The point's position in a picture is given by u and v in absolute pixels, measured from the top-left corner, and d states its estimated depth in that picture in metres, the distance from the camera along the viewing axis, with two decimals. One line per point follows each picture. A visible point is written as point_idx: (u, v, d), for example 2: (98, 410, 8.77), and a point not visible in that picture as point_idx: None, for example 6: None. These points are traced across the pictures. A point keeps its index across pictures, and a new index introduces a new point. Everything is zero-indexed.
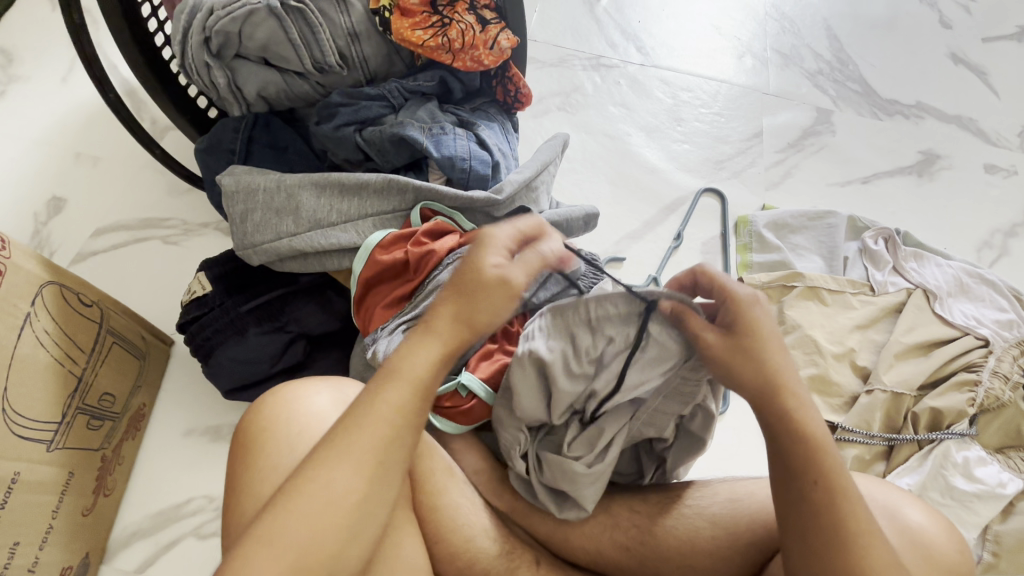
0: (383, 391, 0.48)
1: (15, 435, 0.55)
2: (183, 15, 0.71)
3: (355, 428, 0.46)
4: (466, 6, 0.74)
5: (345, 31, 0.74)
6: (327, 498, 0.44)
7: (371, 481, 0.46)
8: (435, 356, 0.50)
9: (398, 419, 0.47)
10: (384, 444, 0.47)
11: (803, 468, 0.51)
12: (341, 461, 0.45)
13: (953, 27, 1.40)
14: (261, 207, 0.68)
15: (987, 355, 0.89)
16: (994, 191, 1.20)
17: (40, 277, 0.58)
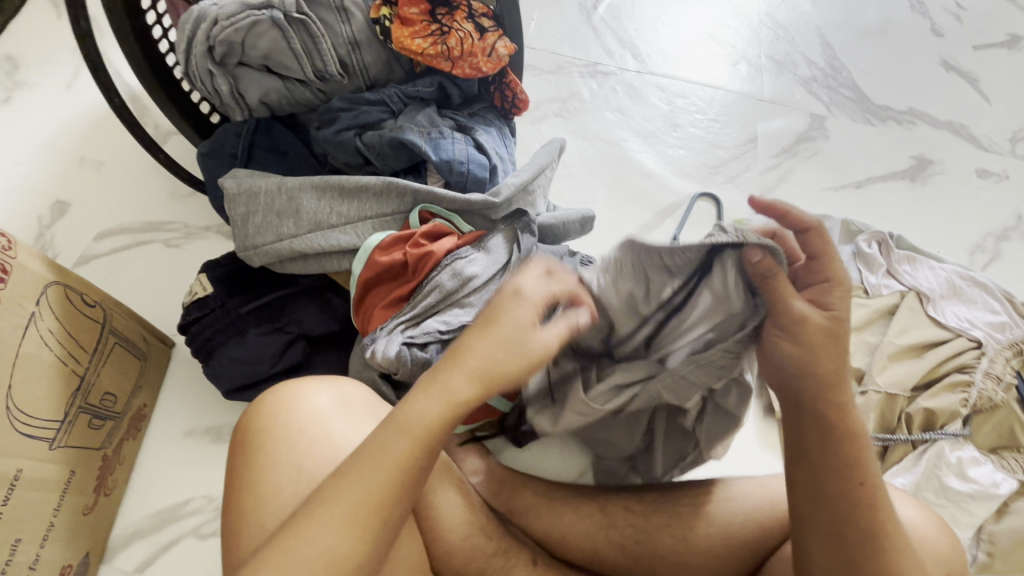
0: (387, 437, 0.47)
1: (19, 432, 0.55)
2: (187, 25, 0.72)
3: (360, 471, 0.46)
4: (465, 15, 0.76)
5: (346, 40, 0.75)
6: (318, 544, 0.43)
7: (364, 530, 0.44)
8: (447, 410, 0.49)
9: (399, 472, 0.46)
10: (382, 493, 0.45)
11: (843, 464, 0.54)
12: (335, 509, 0.44)
13: (944, 35, 1.42)
14: (263, 210, 0.70)
15: (979, 357, 0.90)
16: (986, 195, 1.22)
17: (45, 277, 0.59)
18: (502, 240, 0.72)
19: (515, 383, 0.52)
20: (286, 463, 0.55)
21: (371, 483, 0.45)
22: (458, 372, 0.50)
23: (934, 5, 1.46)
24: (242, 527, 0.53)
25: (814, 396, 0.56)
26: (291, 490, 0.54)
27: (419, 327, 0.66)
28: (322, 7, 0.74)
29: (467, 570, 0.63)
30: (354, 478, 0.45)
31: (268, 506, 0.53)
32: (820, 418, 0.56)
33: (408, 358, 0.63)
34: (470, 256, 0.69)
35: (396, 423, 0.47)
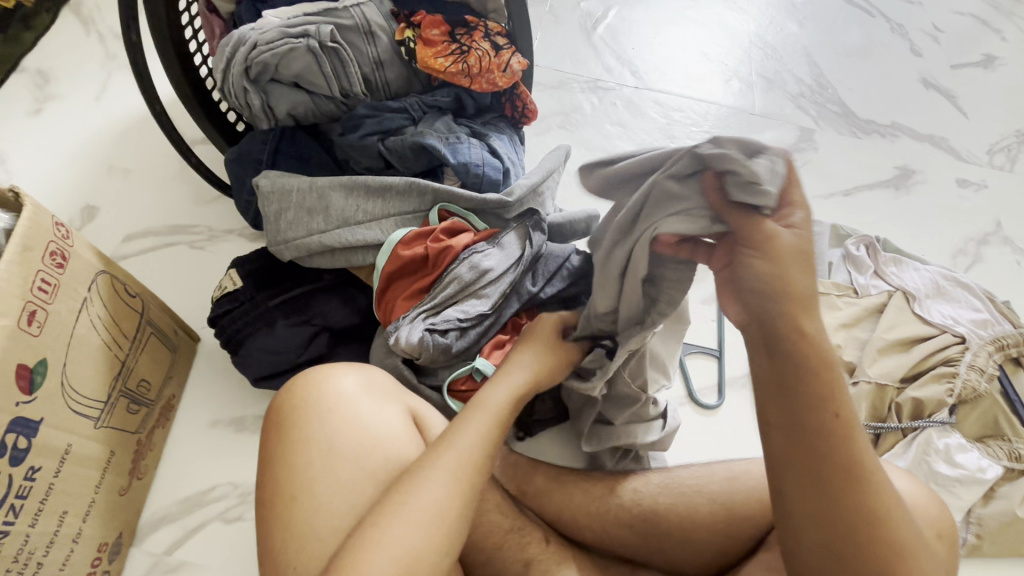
0: (467, 417, 0.58)
1: (71, 410, 0.59)
2: (227, 47, 0.78)
3: (450, 440, 0.56)
4: (482, 34, 0.82)
5: (371, 60, 0.81)
6: (426, 498, 0.52)
7: (462, 488, 0.54)
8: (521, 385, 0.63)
9: (483, 438, 0.57)
10: (472, 454, 0.56)
11: (821, 406, 0.50)
12: (434, 469, 0.54)
13: (923, 55, 1.51)
14: (294, 207, 0.75)
15: (964, 350, 0.95)
16: (966, 203, 1.29)
17: (95, 267, 0.63)
18: (513, 238, 0.76)
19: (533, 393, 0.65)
20: (316, 439, 0.59)
21: (462, 447, 0.56)
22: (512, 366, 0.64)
23: (913, 28, 1.55)
24: (277, 497, 0.57)
25: (794, 328, 0.47)
26: (323, 463, 0.57)
27: (439, 315, 0.70)
28: (350, 29, 0.80)
29: (483, 545, 0.66)
30: (445, 446, 0.56)
31: (303, 480, 0.57)
32: (796, 357, 0.49)
33: (430, 342, 0.68)
34: (486, 250, 0.74)
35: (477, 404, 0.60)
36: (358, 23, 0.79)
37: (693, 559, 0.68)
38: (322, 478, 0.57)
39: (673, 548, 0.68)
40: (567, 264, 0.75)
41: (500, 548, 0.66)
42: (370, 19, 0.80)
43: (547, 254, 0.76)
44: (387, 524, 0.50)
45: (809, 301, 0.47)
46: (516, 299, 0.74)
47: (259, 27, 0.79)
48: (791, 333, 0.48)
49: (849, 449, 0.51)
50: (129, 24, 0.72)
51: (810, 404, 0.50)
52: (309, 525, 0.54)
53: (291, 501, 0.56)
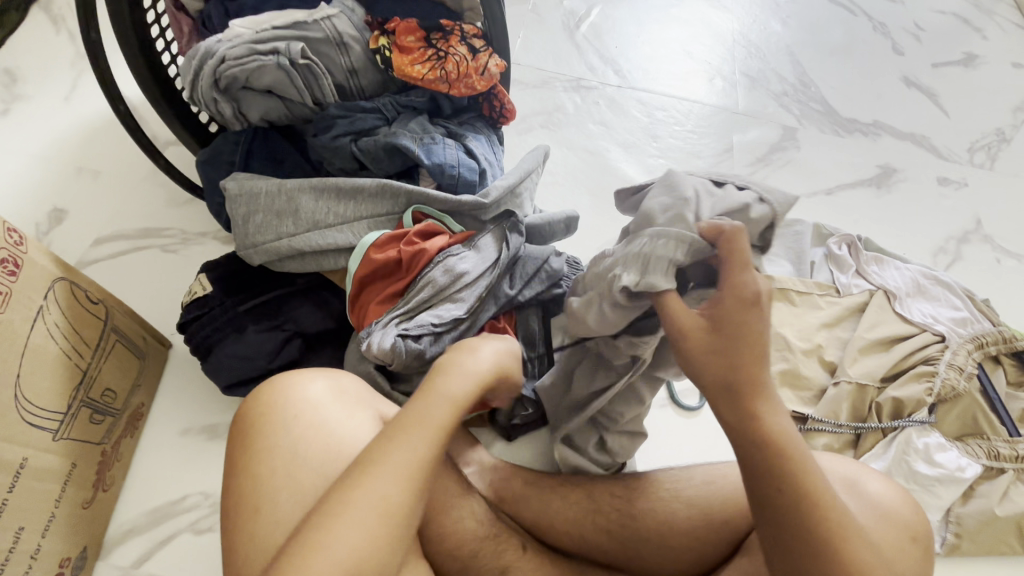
0: (390, 443, 0.51)
1: (26, 421, 0.57)
2: (194, 59, 0.76)
3: (385, 455, 0.50)
4: (458, 38, 0.80)
5: (344, 68, 0.79)
6: (360, 516, 0.47)
7: (405, 501, 0.49)
8: (453, 405, 0.55)
9: (436, 430, 0.53)
10: (412, 468, 0.50)
11: (766, 471, 0.53)
12: (379, 470, 0.49)
13: (905, 54, 1.51)
14: (263, 210, 0.73)
15: (943, 349, 0.95)
16: (947, 201, 1.30)
17: (52, 273, 0.61)
18: (489, 241, 0.75)
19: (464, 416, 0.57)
20: (281, 448, 0.57)
21: (400, 465, 0.50)
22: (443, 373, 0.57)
23: (895, 27, 1.56)
24: (240, 508, 0.55)
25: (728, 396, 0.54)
26: (287, 472, 0.56)
27: (412, 320, 0.69)
28: (321, 41, 0.77)
29: (457, 554, 0.64)
30: (380, 462, 0.49)
31: (266, 489, 0.55)
32: (736, 427, 0.54)
33: (402, 349, 0.66)
34: (461, 253, 0.72)
35: (417, 411, 0.53)
36: (329, 34, 0.77)
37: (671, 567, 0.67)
38: (286, 487, 0.55)
39: (651, 554, 0.67)
40: (546, 266, 0.76)
41: (475, 556, 0.65)
42: (341, 31, 0.77)
43: (525, 256, 0.77)
44: (328, 530, 0.46)
45: (762, 386, 0.55)
46: (493, 303, 0.74)
47: (227, 38, 0.76)
48: (731, 394, 0.54)
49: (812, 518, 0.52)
50: (89, 22, 0.70)
51: (769, 481, 0.53)
52: (271, 537, 0.53)
53: (254, 513, 0.55)
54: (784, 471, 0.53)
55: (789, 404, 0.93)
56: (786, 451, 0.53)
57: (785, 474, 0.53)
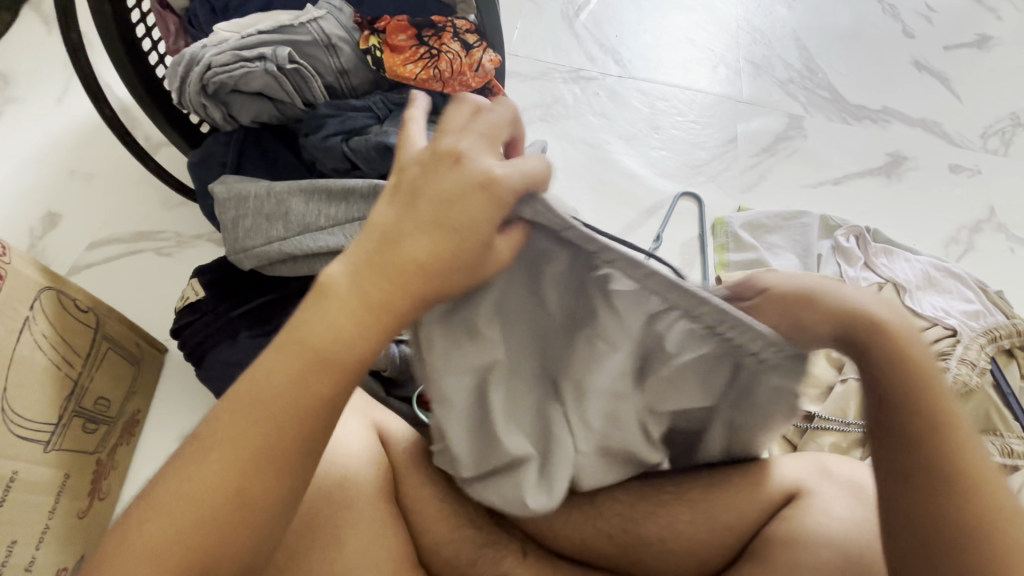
0: (307, 312, 0.43)
1: (15, 435, 0.56)
2: (180, 65, 0.73)
3: (242, 405, 0.41)
4: (450, 35, 0.77)
5: (334, 69, 0.77)
6: (195, 484, 0.40)
7: (262, 466, 0.41)
8: (400, 236, 0.42)
9: (344, 319, 0.42)
10: (268, 424, 0.41)
11: (924, 435, 0.47)
12: (273, 367, 0.42)
13: (916, 37, 1.47)
14: (253, 213, 0.71)
15: (955, 344, 0.93)
16: (959, 189, 1.26)
17: (39, 282, 0.60)
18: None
19: (433, 247, 0.41)
20: None
21: (257, 425, 0.41)
22: (374, 277, 0.42)
23: (905, 9, 1.51)
24: None
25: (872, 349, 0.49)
26: None
27: None
28: (309, 44, 0.75)
29: (456, 563, 0.63)
30: (236, 410, 0.41)
31: None
32: (892, 388, 0.48)
33: None
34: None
35: (340, 272, 0.43)
36: (317, 37, 0.75)
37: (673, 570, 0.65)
38: None
39: (654, 558, 0.66)
40: None
41: (474, 564, 0.63)
42: (328, 33, 0.75)
43: None
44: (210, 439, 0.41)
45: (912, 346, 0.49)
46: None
47: (213, 43, 0.74)
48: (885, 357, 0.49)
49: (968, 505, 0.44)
50: (69, 23, 0.68)
51: (927, 443, 0.46)
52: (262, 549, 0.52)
53: None
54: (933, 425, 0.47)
55: None
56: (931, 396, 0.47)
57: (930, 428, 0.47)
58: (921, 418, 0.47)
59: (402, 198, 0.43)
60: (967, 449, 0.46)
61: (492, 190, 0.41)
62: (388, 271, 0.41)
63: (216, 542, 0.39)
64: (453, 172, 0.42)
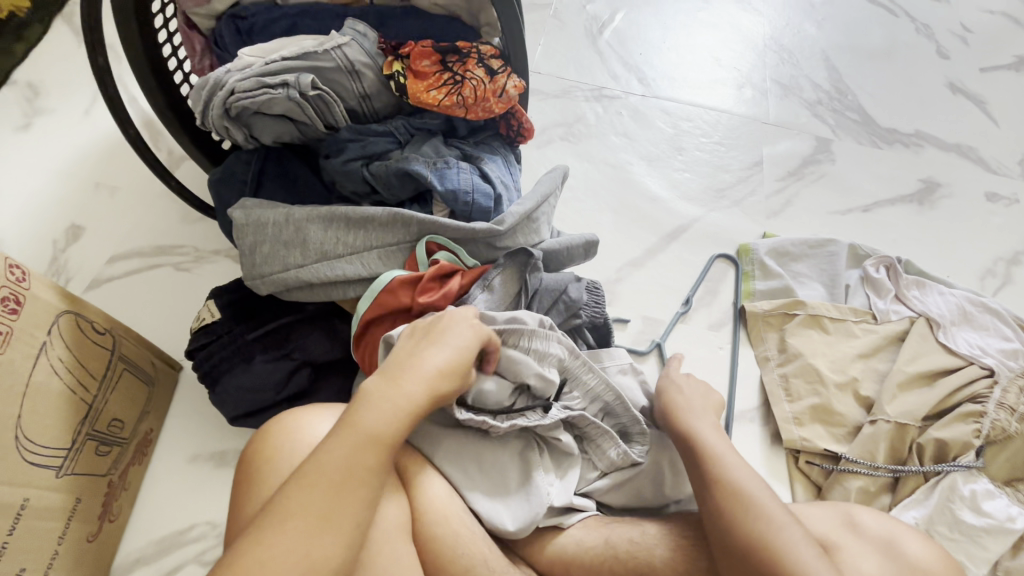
0: (360, 407, 0.52)
1: (29, 462, 0.56)
2: (204, 89, 0.73)
3: (305, 484, 0.47)
4: (475, 60, 0.76)
5: (356, 94, 0.76)
6: (265, 561, 0.44)
7: (327, 537, 0.46)
8: (430, 347, 0.57)
9: (396, 409, 0.52)
10: (332, 499, 0.47)
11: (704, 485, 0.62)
12: (333, 451, 0.49)
13: (951, 58, 1.42)
14: (271, 240, 0.69)
15: (992, 386, 0.89)
16: (996, 218, 1.21)
17: (57, 307, 0.60)
18: (534, 338, 0.68)
19: (450, 356, 0.56)
20: None
21: (325, 500, 0.47)
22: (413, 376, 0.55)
23: (940, 28, 1.46)
24: None
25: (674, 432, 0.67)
26: None
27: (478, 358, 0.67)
28: (332, 70, 0.74)
29: None
30: (306, 489, 0.47)
31: None
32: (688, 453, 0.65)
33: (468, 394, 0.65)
34: (477, 298, 0.71)
35: (388, 372, 0.55)
36: (341, 63, 0.73)
37: None
38: None
39: None
40: (565, 295, 0.76)
41: None
42: (352, 58, 0.74)
43: (544, 289, 0.75)
44: (277, 517, 0.46)
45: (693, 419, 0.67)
46: (541, 406, 0.69)
47: (236, 67, 0.73)
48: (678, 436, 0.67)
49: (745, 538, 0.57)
50: (97, 44, 0.68)
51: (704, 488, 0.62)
52: None
53: None
54: (707, 476, 0.62)
55: (820, 442, 0.88)
56: (703, 452, 0.64)
57: (705, 481, 0.62)
58: (696, 470, 0.64)
59: (419, 331, 0.59)
60: (727, 491, 0.60)
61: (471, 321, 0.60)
62: (412, 376, 0.54)
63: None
64: (449, 318, 0.60)
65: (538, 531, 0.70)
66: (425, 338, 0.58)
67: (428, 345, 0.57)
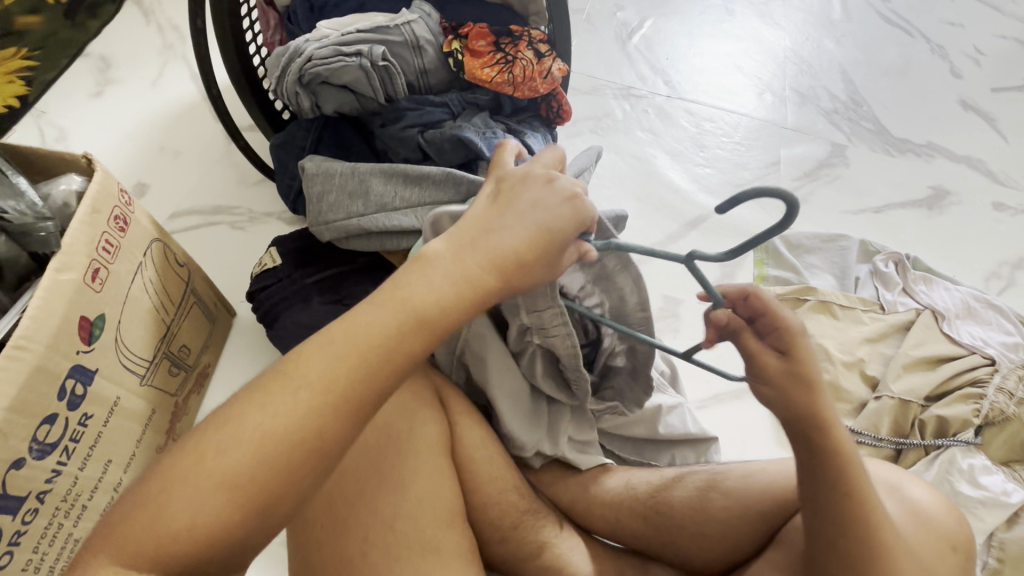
0: (415, 270, 0.50)
1: (123, 365, 0.65)
2: (284, 57, 0.82)
3: (337, 343, 0.46)
4: (525, 43, 0.84)
5: (417, 69, 0.85)
6: (283, 408, 0.44)
7: (343, 413, 0.45)
8: (508, 223, 0.52)
9: (447, 285, 0.49)
10: (358, 372, 0.46)
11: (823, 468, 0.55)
12: (372, 317, 0.47)
13: (963, 77, 1.49)
14: (336, 190, 0.77)
15: (992, 373, 0.94)
16: (1002, 226, 1.27)
17: (150, 234, 0.68)
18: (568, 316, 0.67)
19: (527, 238, 0.52)
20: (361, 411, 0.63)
21: (353, 373, 0.45)
22: (475, 251, 0.51)
23: (954, 50, 1.54)
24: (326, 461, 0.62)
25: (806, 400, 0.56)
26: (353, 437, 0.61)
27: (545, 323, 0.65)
28: (399, 45, 0.83)
29: (500, 524, 0.67)
30: (337, 354, 0.46)
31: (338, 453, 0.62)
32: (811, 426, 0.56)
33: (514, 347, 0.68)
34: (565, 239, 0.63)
35: (464, 238, 0.52)
36: (407, 38, 0.83)
37: (703, 550, 0.68)
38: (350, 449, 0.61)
39: (684, 540, 0.69)
40: None
41: (516, 528, 0.68)
42: (418, 35, 0.83)
43: None
44: (308, 365, 0.45)
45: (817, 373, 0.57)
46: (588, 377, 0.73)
47: (315, 39, 0.82)
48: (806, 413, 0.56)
49: (863, 537, 0.54)
50: None
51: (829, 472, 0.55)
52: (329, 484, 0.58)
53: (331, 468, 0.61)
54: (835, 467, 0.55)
55: None
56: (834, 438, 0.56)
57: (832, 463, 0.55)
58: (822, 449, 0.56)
59: (497, 205, 0.54)
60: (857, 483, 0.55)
61: (560, 211, 0.53)
62: (483, 251, 0.51)
63: (283, 484, 0.43)
64: (533, 194, 0.54)
65: (563, 473, 0.76)
66: (505, 211, 0.54)
67: (506, 221, 0.53)
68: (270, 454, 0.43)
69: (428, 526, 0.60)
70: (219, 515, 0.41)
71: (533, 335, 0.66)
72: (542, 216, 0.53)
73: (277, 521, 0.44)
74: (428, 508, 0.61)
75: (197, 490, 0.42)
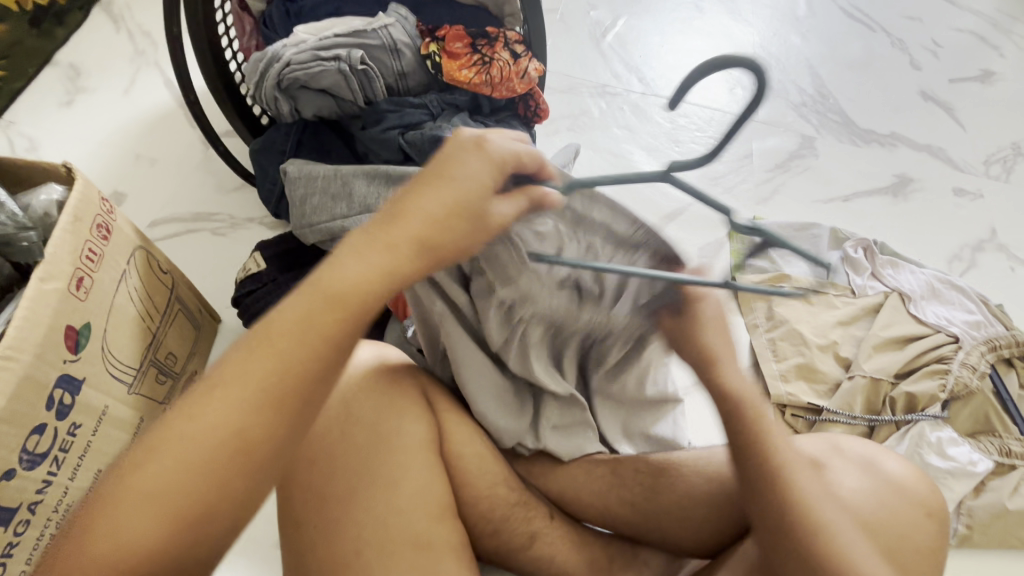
0: (338, 263, 0.49)
1: (110, 374, 0.65)
2: (261, 61, 0.82)
3: (259, 346, 0.47)
4: (501, 44, 0.86)
5: (395, 71, 0.86)
6: (206, 418, 0.44)
7: (268, 413, 0.46)
8: (430, 189, 0.50)
9: (372, 275, 0.49)
10: (283, 374, 0.46)
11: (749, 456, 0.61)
12: (291, 316, 0.47)
13: (922, 69, 1.56)
14: (320, 192, 0.78)
15: (956, 349, 0.98)
16: (962, 211, 1.33)
17: (133, 242, 0.68)
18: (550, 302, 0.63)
19: (454, 199, 0.50)
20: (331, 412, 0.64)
21: (276, 376, 0.46)
22: (399, 227, 0.49)
23: (913, 43, 1.60)
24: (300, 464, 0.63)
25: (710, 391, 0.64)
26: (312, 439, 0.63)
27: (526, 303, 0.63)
28: (377, 49, 0.84)
29: (492, 516, 0.69)
30: (259, 358, 0.46)
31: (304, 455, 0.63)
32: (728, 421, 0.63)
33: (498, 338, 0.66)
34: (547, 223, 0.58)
35: (392, 214, 0.50)
36: (385, 42, 0.84)
37: (689, 532, 0.71)
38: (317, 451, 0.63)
39: (670, 525, 0.72)
40: None
41: (507, 519, 0.70)
42: (396, 39, 0.84)
43: None
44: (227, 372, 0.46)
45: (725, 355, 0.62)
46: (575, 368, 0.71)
47: (292, 44, 0.83)
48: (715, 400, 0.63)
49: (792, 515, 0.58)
50: None
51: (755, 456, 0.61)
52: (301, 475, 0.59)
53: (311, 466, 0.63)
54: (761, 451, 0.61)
55: (804, 396, 0.97)
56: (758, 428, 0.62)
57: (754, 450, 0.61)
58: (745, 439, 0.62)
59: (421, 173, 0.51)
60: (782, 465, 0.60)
61: (493, 167, 0.50)
62: (405, 222, 0.49)
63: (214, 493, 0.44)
64: (457, 152, 0.50)
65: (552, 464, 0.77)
66: (431, 176, 0.51)
67: (430, 187, 0.50)
68: (198, 465, 0.44)
69: (418, 522, 0.62)
70: (155, 532, 0.43)
71: (519, 311, 0.63)
72: (466, 176, 0.50)
73: (216, 529, 0.45)
74: (406, 507, 0.62)
75: (128, 512, 0.43)
